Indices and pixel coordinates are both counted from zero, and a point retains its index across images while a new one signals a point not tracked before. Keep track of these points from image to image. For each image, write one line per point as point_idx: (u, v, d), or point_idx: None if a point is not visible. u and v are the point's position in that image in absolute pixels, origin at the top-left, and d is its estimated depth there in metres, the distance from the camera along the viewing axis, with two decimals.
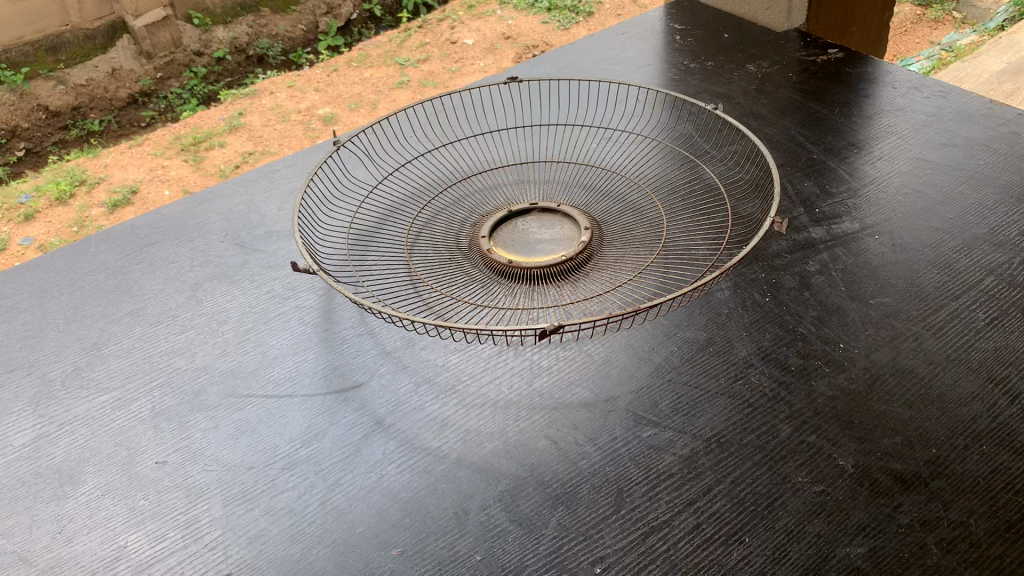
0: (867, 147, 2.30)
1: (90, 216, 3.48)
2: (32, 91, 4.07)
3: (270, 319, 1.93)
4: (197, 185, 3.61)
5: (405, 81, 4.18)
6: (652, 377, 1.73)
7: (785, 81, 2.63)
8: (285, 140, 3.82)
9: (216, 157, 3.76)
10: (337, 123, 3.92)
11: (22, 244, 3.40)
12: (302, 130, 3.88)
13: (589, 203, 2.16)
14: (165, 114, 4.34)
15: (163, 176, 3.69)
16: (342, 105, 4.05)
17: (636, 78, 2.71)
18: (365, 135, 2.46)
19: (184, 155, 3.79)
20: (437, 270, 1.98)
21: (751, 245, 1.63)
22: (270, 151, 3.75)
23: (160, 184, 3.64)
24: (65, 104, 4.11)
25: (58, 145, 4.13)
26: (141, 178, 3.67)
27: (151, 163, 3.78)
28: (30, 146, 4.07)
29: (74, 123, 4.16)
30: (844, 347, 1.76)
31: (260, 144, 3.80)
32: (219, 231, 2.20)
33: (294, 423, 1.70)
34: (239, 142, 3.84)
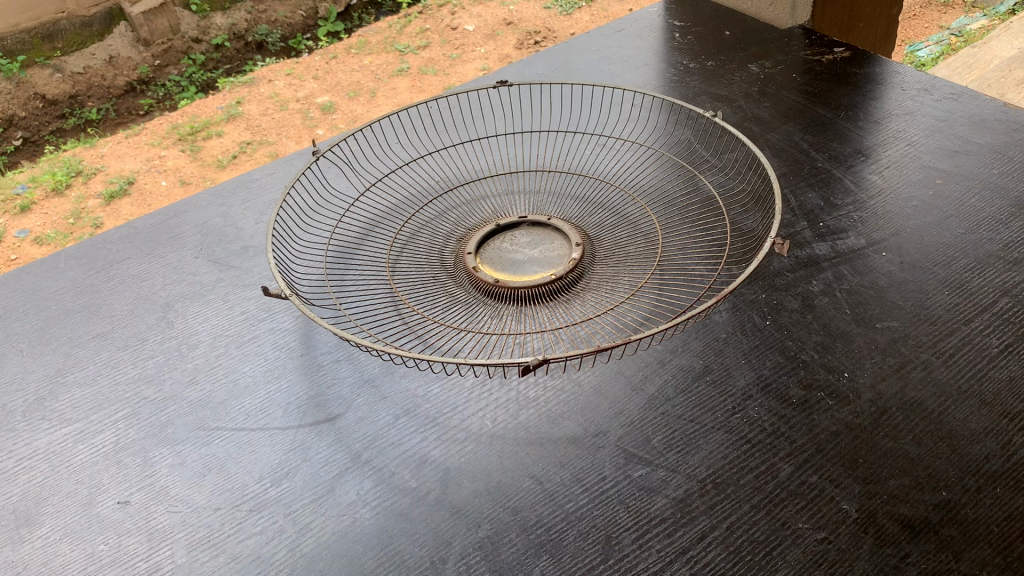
0: (873, 154, 2.19)
1: (87, 208, 3.37)
2: (29, 78, 3.95)
3: (243, 344, 1.84)
4: (195, 176, 3.50)
5: (405, 68, 4.04)
6: (644, 410, 1.63)
7: (789, 82, 2.51)
8: (285, 129, 3.70)
9: (214, 147, 3.64)
10: (337, 112, 3.77)
11: (17, 236, 3.28)
12: (300, 119, 3.75)
13: (581, 216, 2.05)
14: (164, 102, 4.22)
15: (161, 166, 3.58)
16: (340, 92, 3.91)
17: (633, 79, 2.60)
18: (347, 142, 2.35)
19: (180, 146, 3.68)
20: (422, 290, 1.88)
21: (752, 268, 1.53)
22: (269, 142, 3.64)
23: (158, 176, 3.52)
24: (62, 93, 4.00)
25: (55, 134, 4.02)
26: (137, 169, 3.55)
27: (147, 154, 3.66)
28: (26, 135, 3.95)
29: (73, 111, 4.05)
30: (848, 377, 1.65)
31: (258, 134, 3.68)
32: (193, 246, 2.10)
33: (264, 460, 1.60)
34: (237, 132, 3.72)
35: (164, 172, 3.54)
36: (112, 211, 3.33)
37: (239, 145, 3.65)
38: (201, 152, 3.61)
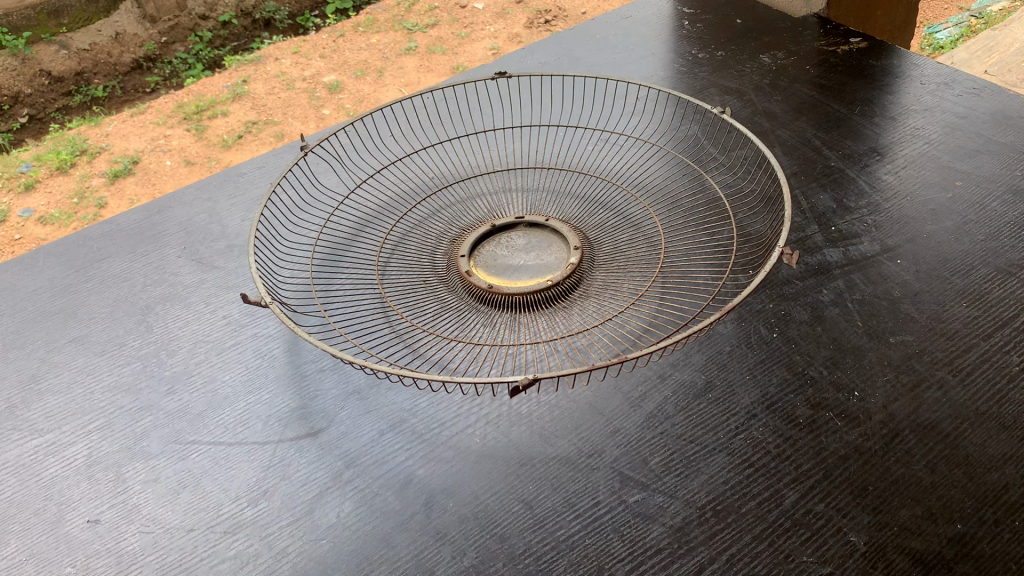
0: (890, 153, 2.09)
1: (91, 186, 2.99)
2: (35, 55, 3.57)
3: (224, 351, 1.76)
4: (201, 155, 3.12)
5: (413, 47, 3.68)
6: (642, 429, 1.54)
7: (802, 74, 2.40)
8: (291, 109, 3.32)
9: (219, 127, 3.25)
10: (343, 92, 3.41)
11: (22, 216, 2.92)
12: (306, 99, 3.39)
13: (581, 217, 1.96)
14: (170, 80, 3.80)
15: (166, 146, 3.19)
16: (346, 72, 3.54)
17: (639, 69, 2.49)
18: (339, 136, 2.25)
19: (186, 125, 3.28)
20: (411, 296, 1.79)
21: (757, 280, 1.43)
22: (275, 122, 3.26)
23: (164, 155, 3.13)
24: (68, 70, 3.59)
25: (61, 112, 3.59)
26: (142, 146, 3.15)
27: (152, 132, 3.27)
28: (32, 112, 3.52)
29: (79, 89, 3.62)
30: (859, 396, 1.56)
31: (264, 113, 3.30)
32: (176, 244, 2.02)
33: (242, 478, 1.53)
34: (242, 110, 3.32)
35: (170, 152, 3.16)
36: (117, 191, 2.96)
37: (245, 125, 3.26)
38: (206, 131, 3.23)
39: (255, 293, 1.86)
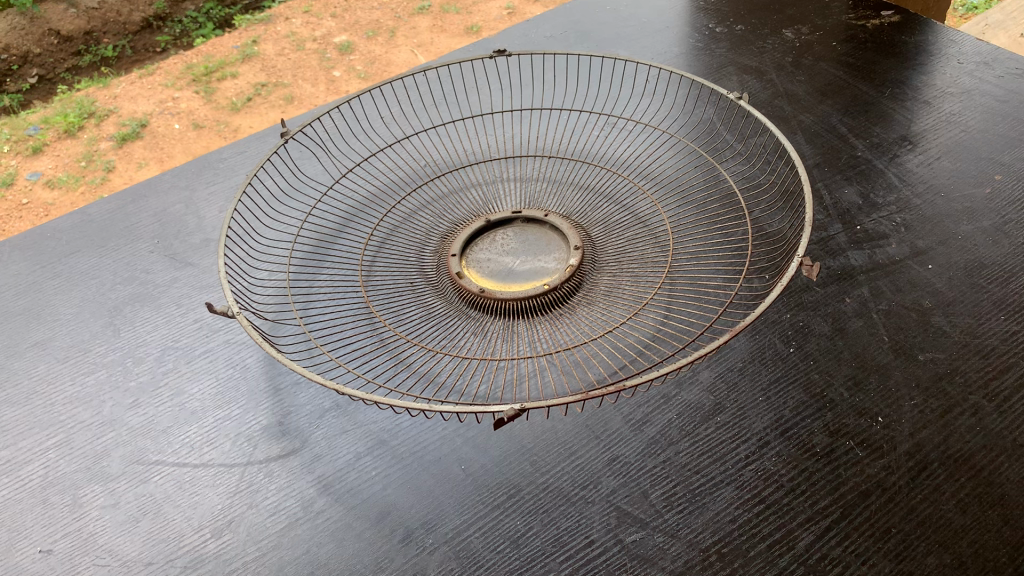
0: (922, 142, 1.92)
1: (99, 150, 2.69)
2: (43, 13, 3.08)
3: (194, 359, 1.63)
4: (211, 118, 2.81)
5: (426, 6, 3.36)
6: (643, 456, 1.41)
7: (828, 51, 2.22)
8: (299, 71, 3.02)
9: (228, 89, 2.94)
10: (354, 54, 3.11)
11: (29, 179, 2.63)
12: (316, 60, 3.07)
13: (583, 211, 1.81)
14: (181, 40, 3.32)
15: (177, 109, 2.85)
16: (358, 32, 3.22)
17: (651, 45, 2.32)
18: (324, 119, 2.10)
19: (195, 88, 2.95)
20: (396, 301, 1.66)
21: (773, 295, 1.29)
22: (285, 84, 2.96)
23: (174, 119, 2.80)
24: (77, 28, 3.13)
25: (70, 73, 3.14)
26: (149, 109, 2.84)
27: (159, 94, 2.92)
28: (42, 73, 3.10)
29: (89, 48, 3.17)
30: (883, 423, 1.42)
31: (274, 75, 2.99)
32: (150, 238, 1.89)
33: (206, 505, 1.41)
34: (252, 73, 3.01)
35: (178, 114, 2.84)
36: (126, 154, 2.66)
37: (254, 87, 2.95)
38: (215, 94, 2.91)
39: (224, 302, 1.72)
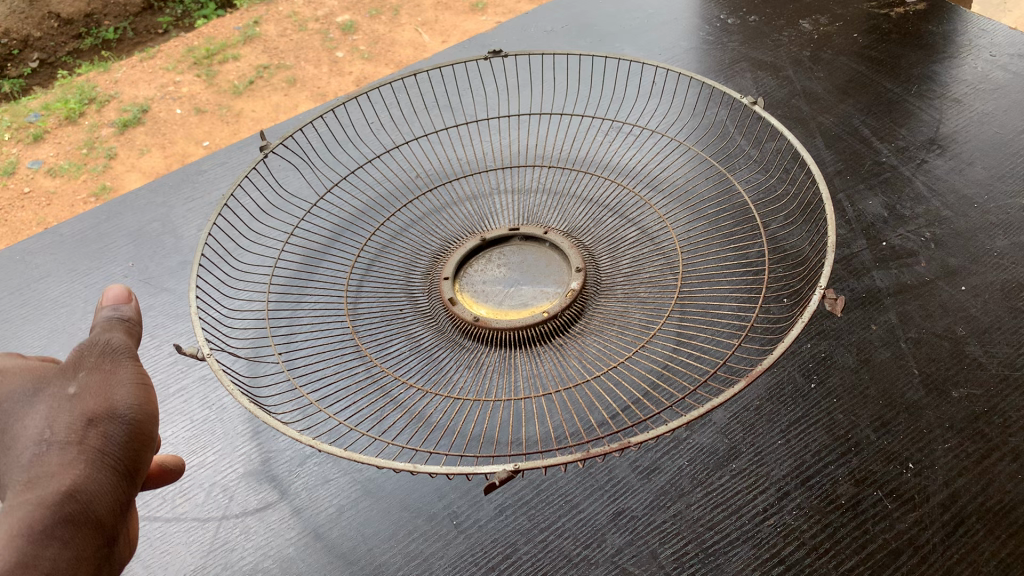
0: (952, 146, 1.78)
1: (99, 138, 2.34)
2: None
3: (167, 398, 1.52)
4: (214, 105, 2.43)
5: None
6: (652, 510, 1.29)
7: (848, 44, 2.07)
8: (303, 53, 2.63)
9: (231, 72, 2.55)
10: (359, 34, 2.72)
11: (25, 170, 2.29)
12: (318, 41, 2.69)
13: (586, 226, 1.67)
14: (184, 21, 3.07)
15: (179, 94, 2.47)
16: (360, 9, 2.83)
17: (659, 38, 2.17)
18: (309, 130, 1.97)
19: (197, 71, 2.55)
20: (383, 333, 1.53)
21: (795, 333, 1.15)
22: (287, 66, 2.58)
23: (176, 105, 2.44)
24: (77, 9, 2.89)
25: (73, 56, 2.89)
26: (152, 94, 2.47)
27: (161, 79, 2.53)
28: (43, 57, 2.84)
29: (89, 30, 2.92)
30: (914, 469, 1.29)
31: (276, 58, 2.61)
32: (124, 261, 1.77)
33: (177, 566, 1.30)
34: (256, 55, 2.62)
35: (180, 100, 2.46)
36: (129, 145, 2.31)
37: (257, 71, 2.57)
38: (215, 79, 2.52)
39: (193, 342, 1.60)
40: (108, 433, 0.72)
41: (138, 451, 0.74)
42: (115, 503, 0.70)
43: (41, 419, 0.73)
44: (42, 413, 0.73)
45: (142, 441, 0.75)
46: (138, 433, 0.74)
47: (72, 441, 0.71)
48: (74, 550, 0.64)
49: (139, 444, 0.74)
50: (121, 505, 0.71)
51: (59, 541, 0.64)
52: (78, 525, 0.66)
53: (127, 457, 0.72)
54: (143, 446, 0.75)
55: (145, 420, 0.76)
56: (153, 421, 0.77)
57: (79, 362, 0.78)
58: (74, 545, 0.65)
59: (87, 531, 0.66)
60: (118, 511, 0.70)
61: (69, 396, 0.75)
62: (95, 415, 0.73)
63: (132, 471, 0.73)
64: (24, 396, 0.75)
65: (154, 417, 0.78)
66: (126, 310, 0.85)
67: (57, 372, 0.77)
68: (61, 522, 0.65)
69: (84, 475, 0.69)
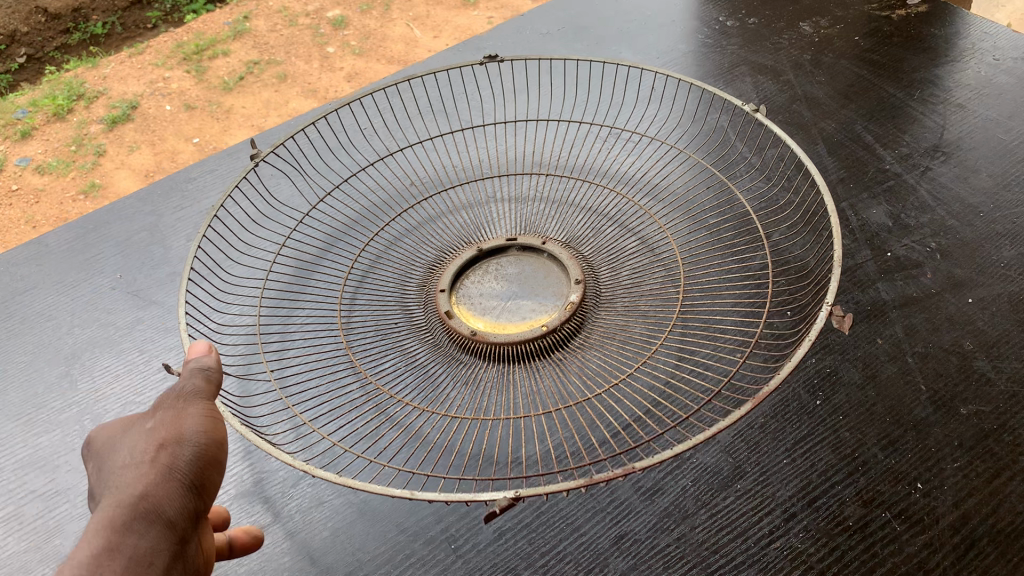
0: (956, 152, 1.74)
1: (88, 135, 2.26)
2: None
3: None
4: (205, 101, 2.36)
5: None
6: (656, 533, 1.26)
7: (849, 47, 2.04)
8: (293, 48, 2.55)
9: (220, 68, 2.47)
10: (350, 29, 2.64)
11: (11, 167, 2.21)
12: (308, 36, 2.60)
13: (585, 236, 1.64)
14: (173, 15, 3.00)
15: (168, 90, 2.40)
16: (351, 4, 2.74)
17: (657, 40, 2.13)
18: (301, 138, 1.94)
19: (186, 67, 2.48)
20: (378, 347, 1.49)
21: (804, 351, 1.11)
22: (278, 62, 2.50)
23: (166, 101, 2.36)
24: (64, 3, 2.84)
25: (60, 51, 2.83)
26: (141, 90, 2.39)
27: (149, 74, 2.46)
28: (30, 52, 2.78)
29: (77, 25, 2.86)
30: (923, 490, 1.26)
31: (266, 52, 2.53)
32: (112, 272, 1.73)
33: None
34: (245, 50, 2.54)
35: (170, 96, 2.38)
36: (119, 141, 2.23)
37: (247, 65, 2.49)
38: (205, 74, 2.44)
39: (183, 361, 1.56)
40: (178, 453, 0.77)
41: (208, 470, 0.78)
42: (185, 511, 0.73)
43: (127, 447, 0.79)
44: (128, 445, 0.79)
45: (211, 460, 0.79)
46: (206, 454, 0.79)
47: (146, 461, 0.76)
48: (150, 540, 0.68)
49: (209, 462, 0.78)
50: (191, 514, 0.74)
51: (135, 534, 0.68)
52: (149, 521, 0.70)
53: (195, 472, 0.76)
54: (212, 466, 0.79)
55: (213, 442, 0.80)
56: (221, 447, 0.82)
57: (158, 403, 0.83)
58: (150, 537, 0.69)
59: (159, 528, 0.70)
60: (189, 518, 0.73)
61: (149, 427, 0.80)
62: (166, 438, 0.78)
63: (201, 488, 0.77)
64: (114, 437, 0.82)
65: (222, 442, 0.82)
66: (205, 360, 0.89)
67: (141, 413, 0.83)
68: (134, 519, 0.69)
69: (156, 485, 0.73)
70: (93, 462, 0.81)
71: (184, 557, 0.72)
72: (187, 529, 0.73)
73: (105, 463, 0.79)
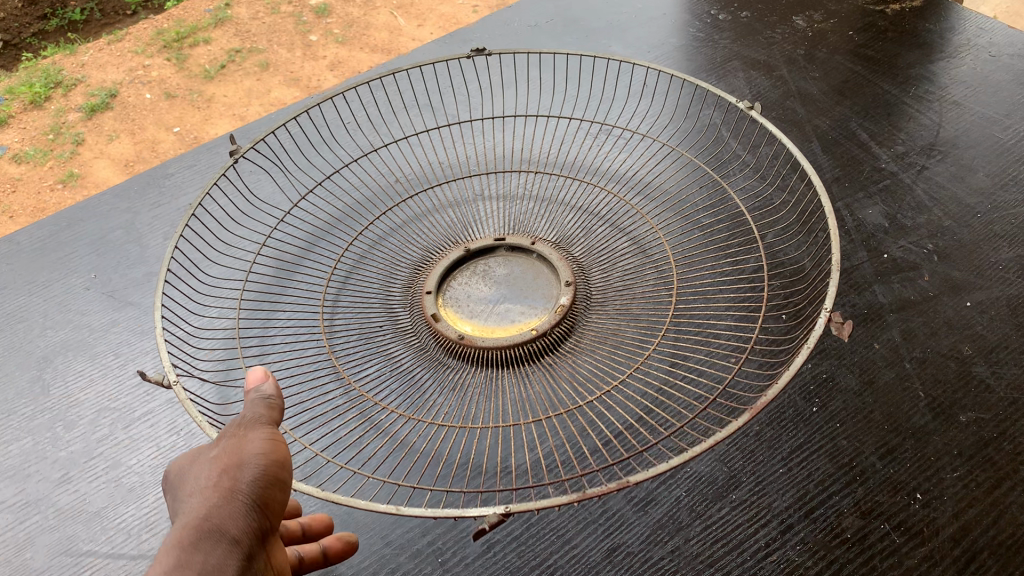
0: (953, 151, 1.71)
1: (67, 123, 2.20)
2: None
3: (133, 423, 1.43)
4: (185, 88, 2.29)
5: None
6: (649, 546, 1.22)
7: (843, 42, 2.01)
8: (275, 36, 2.48)
9: (201, 55, 2.40)
10: (333, 17, 2.57)
11: None
12: (290, 23, 2.53)
13: (575, 235, 1.59)
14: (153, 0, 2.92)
15: (148, 78, 2.32)
16: None
17: (648, 34, 2.09)
18: (282, 134, 1.89)
19: (167, 54, 2.40)
20: (362, 351, 1.45)
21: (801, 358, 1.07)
22: (260, 50, 2.43)
23: (146, 89, 2.29)
24: None
25: (38, 37, 2.74)
26: (121, 77, 2.32)
27: (129, 62, 2.38)
28: (6, 38, 2.68)
29: (54, 11, 2.77)
30: (922, 501, 1.23)
31: (247, 40, 2.45)
32: (86, 272, 1.67)
33: None
34: (226, 37, 2.47)
35: (150, 83, 2.31)
36: (98, 130, 2.17)
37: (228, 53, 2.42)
38: (185, 62, 2.37)
39: (159, 366, 1.50)
40: (240, 475, 0.76)
41: (271, 489, 0.77)
42: (248, 531, 0.72)
43: (192, 476, 0.79)
44: (193, 475, 0.79)
45: (273, 479, 0.78)
46: (268, 474, 0.77)
47: (209, 487, 0.75)
48: (212, 560, 0.68)
49: (269, 481, 0.77)
50: (255, 533, 0.73)
51: (196, 555, 0.68)
52: (212, 541, 0.69)
53: (256, 491, 0.75)
54: (275, 486, 0.77)
55: (275, 462, 0.79)
56: (284, 467, 0.80)
57: (222, 432, 0.82)
58: (213, 558, 0.68)
59: (221, 547, 0.69)
60: (252, 537, 0.72)
61: (212, 455, 0.80)
62: (227, 463, 0.77)
63: (264, 508, 0.76)
64: (183, 470, 0.81)
65: (285, 463, 0.80)
66: (263, 390, 0.87)
67: (205, 446, 0.82)
68: (195, 540, 0.69)
69: (217, 508, 0.73)
70: (168, 494, 0.81)
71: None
72: (251, 549, 0.72)
73: (175, 494, 0.79)
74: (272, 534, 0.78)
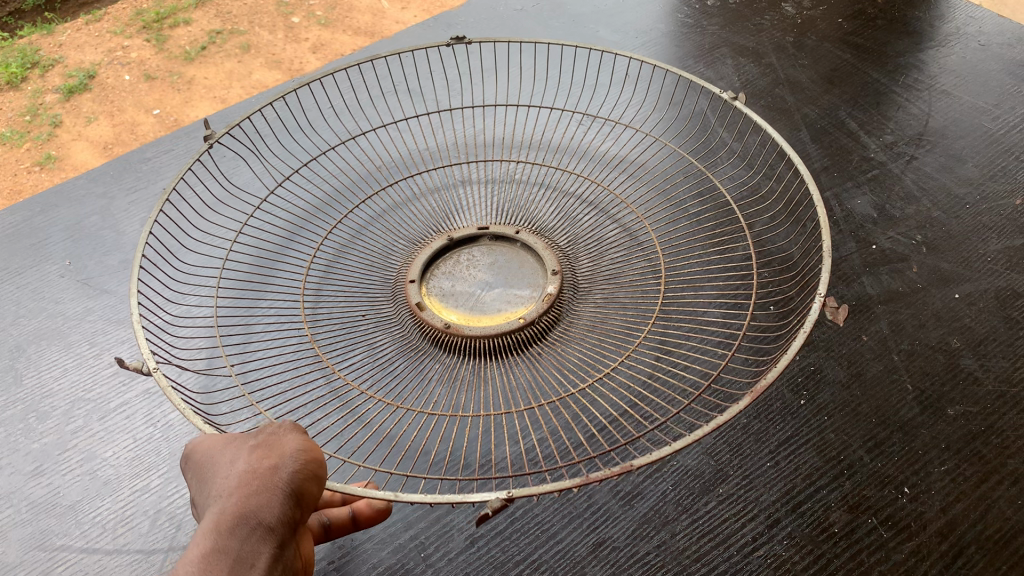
0: (942, 141, 1.70)
1: (43, 104, 2.14)
2: None
3: (108, 414, 1.40)
4: (164, 70, 2.23)
5: None
6: (635, 541, 1.20)
7: (832, 30, 1.99)
8: (257, 17, 2.43)
9: (181, 37, 2.34)
10: None
11: None
12: (273, 4, 2.48)
13: (561, 223, 1.57)
14: None
15: (128, 59, 2.26)
16: None
17: (635, 19, 2.06)
18: (262, 120, 1.86)
19: (147, 35, 2.34)
20: (345, 339, 1.42)
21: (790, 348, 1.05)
22: (242, 31, 2.37)
23: (125, 70, 2.23)
24: None
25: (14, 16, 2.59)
26: (99, 58, 2.27)
27: (108, 42, 2.33)
28: None
29: None
30: (910, 495, 1.22)
31: (229, 21, 2.39)
32: (60, 259, 1.63)
33: None
34: (208, 18, 2.41)
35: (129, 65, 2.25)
36: (76, 112, 2.11)
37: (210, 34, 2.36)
38: (165, 43, 2.31)
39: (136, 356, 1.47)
40: (279, 465, 0.80)
41: (308, 482, 0.80)
42: (282, 521, 0.76)
43: (231, 459, 0.83)
44: (232, 458, 0.83)
45: (311, 474, 0.81)
46: (307, 468, 0.81)
47: (249, 470, 0.79)
48: (246, 546, 0.72)
49: (308, 475, 0.80)
50: (288, 522, 0.77)
51: (232, 540, 0.72)
52: (248, 527, 0.74)
53: (295, 481, 0.79)
54: (311, 480, 0.81)
55: (314, 458, 0.82)
56: (320, 463, 0.83)
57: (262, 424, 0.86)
58: (248, 544, 0.73)
59: (256, 534, 0.74)
60: (285, 527, 0.76)
61: (252, 443, 0.83)
62: (268, 452, 0.81)
63: (299, 498, 0.79)
64: (222, 451, 0.86)
65: (322, 460, 0.84)
66: None
67: (242, 435, 0.87)
68: (232, 526, 0.73)
69: (256, 493, 0.77)
70: (204, 471, 0.86)
71: (283, 563, 0.76)
72: (283, 538, 0.76)
73: (215, 472, 0.83)
74: (302, 524, 0.82)
